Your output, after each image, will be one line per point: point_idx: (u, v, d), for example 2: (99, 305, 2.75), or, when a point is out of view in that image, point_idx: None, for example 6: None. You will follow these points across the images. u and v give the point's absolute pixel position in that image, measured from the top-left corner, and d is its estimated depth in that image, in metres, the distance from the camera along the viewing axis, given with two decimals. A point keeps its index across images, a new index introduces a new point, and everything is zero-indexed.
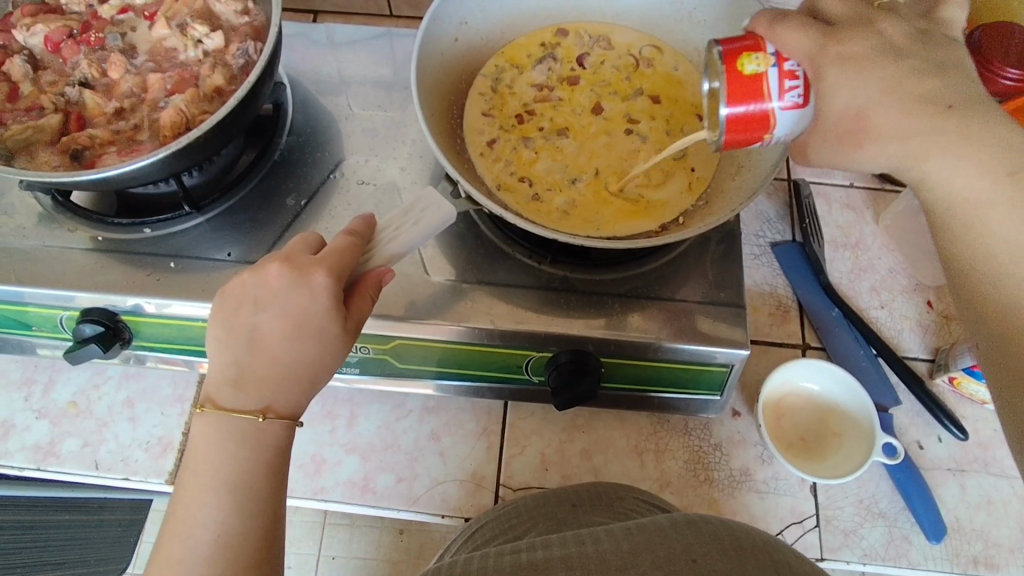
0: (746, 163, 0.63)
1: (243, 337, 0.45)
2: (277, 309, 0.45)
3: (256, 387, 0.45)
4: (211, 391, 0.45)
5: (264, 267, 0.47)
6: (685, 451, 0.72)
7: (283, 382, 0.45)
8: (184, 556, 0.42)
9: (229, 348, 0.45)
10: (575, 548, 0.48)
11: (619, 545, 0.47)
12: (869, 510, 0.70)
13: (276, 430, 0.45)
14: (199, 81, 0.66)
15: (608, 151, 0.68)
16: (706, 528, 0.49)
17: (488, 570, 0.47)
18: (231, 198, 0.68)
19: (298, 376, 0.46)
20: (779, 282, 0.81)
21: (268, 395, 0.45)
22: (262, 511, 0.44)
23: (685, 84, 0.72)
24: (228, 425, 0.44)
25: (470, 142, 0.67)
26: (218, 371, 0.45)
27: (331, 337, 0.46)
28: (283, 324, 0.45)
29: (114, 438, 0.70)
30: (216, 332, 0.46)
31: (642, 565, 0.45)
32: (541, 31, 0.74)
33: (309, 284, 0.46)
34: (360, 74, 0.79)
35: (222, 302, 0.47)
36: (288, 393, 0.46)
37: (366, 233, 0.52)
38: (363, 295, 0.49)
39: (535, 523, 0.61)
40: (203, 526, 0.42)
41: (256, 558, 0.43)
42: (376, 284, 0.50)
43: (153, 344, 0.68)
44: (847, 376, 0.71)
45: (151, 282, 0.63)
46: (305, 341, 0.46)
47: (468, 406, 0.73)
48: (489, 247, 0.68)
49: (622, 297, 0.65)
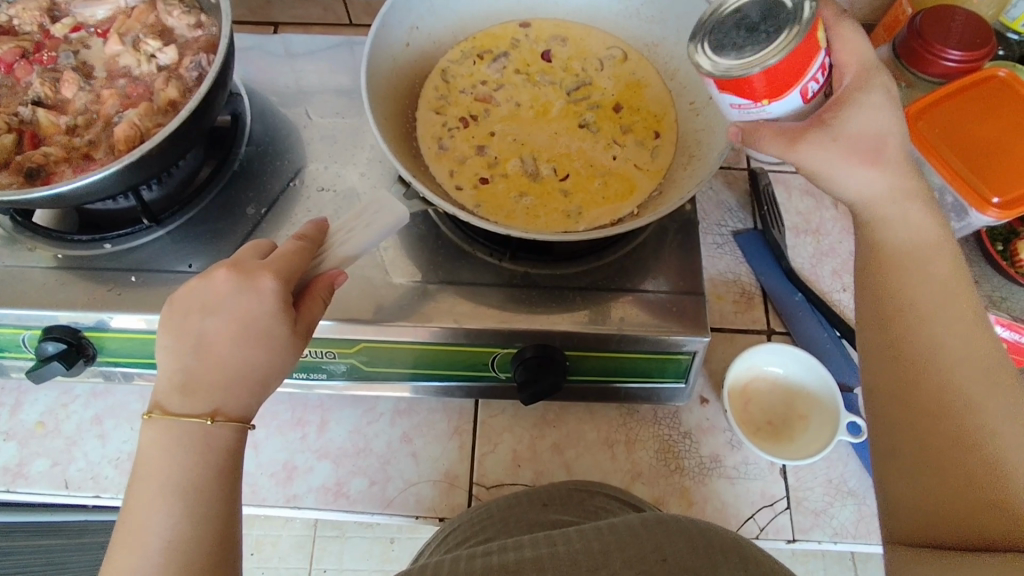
0: (697, 154, 0.63)
1: (191, 344, 0.46)
2: (224, 313, 0.46)
3: (205, 392, 0.45)
4: (159, 398, 0.45)
5: (212, 274, 0.47)
6: (655, 440, 0.73)
7: (233, 387, 0.46)
8: (138, 566, 0.41)
9: (177, 356, 0.46)
10: (547, 550, 0.48)
11: (589, 546, 0.47)
12: (838, 489, 0.71)
13: (226, 433, 0.45)
14: (153, 95, 0.66)
15: (565, 148, 0.68)
16: (676, 528, 0.49)
17: (460, 573, 0.47)
18: (191, 210, 0.69)
19: (250, 380, 0.46)
20: (743, 270, 0.83)
21: (217, 399, 0.45)
22: (219, 515, 0.44)
23: (638, 81, 0.71)
24: (179, 433, 0.44)
25: (426, 143, 0.66)
26: (166, 377, 0.45)
27: (281, 340, 0.47)
28: (232, 325, 0.46)
29: (83, 456, 0.70)
30: (166, 340, 0.46)
31: (613, 564, 0.45)
32: (495, 31, 0.73)
33: (257, 287, 0.46)
34: (319, 83, 0.80)
35: (172, 309, 0.47)
36: (238, 397, 0.46)
37: (319, 237, 0.52)
38: (315, 296, 0.49)
39: (508, 524, 0.61)
40: (156, 533, 0.42)
41: (211, 565, 0.43)
42: (328, 286, 0.50)
43: (118, 360, 0.67)
44: (811, 358, 0.72)
45: (111, 296, 0.63)
46: (257, 346, 0.46)
47: (438, 406, 0.74)
48: (451, 246, 0.69)
49: (584, 290, 0.66)
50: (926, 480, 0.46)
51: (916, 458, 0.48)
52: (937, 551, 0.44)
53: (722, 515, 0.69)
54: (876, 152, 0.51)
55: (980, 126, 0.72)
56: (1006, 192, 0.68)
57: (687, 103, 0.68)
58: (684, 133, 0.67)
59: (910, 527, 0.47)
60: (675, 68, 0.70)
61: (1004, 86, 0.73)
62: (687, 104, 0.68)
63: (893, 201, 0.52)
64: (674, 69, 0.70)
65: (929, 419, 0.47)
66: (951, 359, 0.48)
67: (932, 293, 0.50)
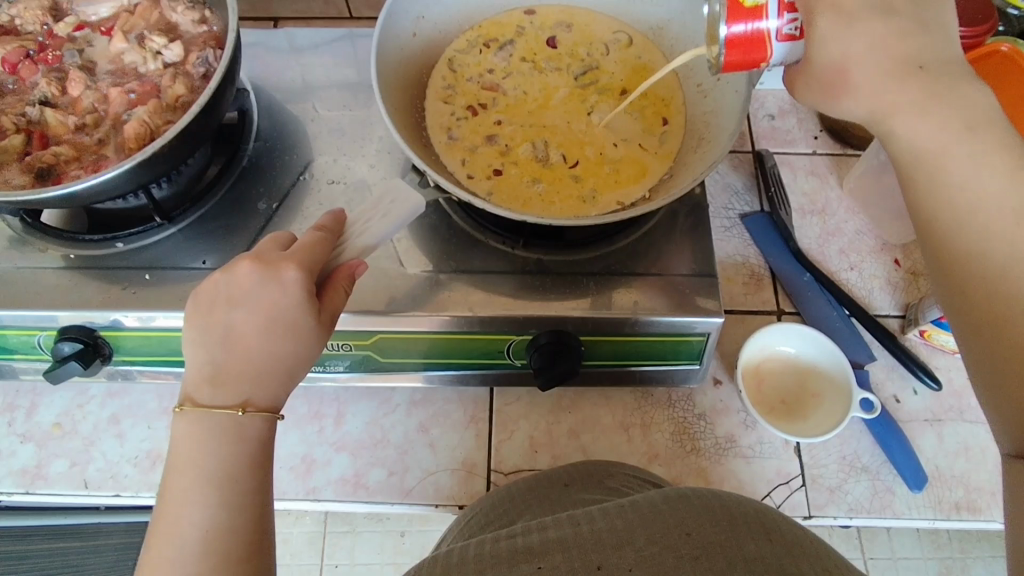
0: (706, 135, 0.64)
1: (219, 337, 0.46)
2: (250, 306, 0.46)
3: (234, 384, 0.45)
4: (189, 391, 0.45)
5: (235, 266, 0.47)
6: (671, 423, 0.73)
7: (261, 378, 0.46)
8: (173, 558, 0.42)
9: (204, 349, 0.46)
10: (570, 529, 0.48)
11: (613, 523, 0.48)
12: (852, 466, 0.72)
13: (255, 423, 0.46)
14: (161, 92, 0.66)
15: (573, 133, 0.68)
16: (699, 502, 0.49)
17: (485, 557, 0.47)
18: (202, 207, 0.69)
19: (278, 371, 0.47)
20: (751, 252, 0.83)
21: (246, 391, 0.46)
22: (251, 505, 0.44)
23: (645, 66, 0.71)
24: (207, 425, 0.44)
25: (435, 132, 0.66)
26: (194, 370, 0.45)
27: (307, 330, 0.47)
28: (256, 318, 0.46)
29: (102, 455, 0.70)
30: (192, 333, 0.46)
31: (637, 542, 0.46)
32: (501, 19, 0.73)
33: (280, 278, 0.47)
34: (324, 77, 0.79)
35: (196, 303, 0.47)
36: (267, 388, 0.46)
37: (336, 228, 0.53)
38: (336, 287, 0.50)
39: (529, 505, 0.62)
40: (192, 525, 0.43)
41: (245, 555, 0.43)
42: (348, 277, 0.50)
43: (134, 358, 0.67)
44: (822, 337, 0.73)
45: (127, 295, 0.63)
46: (283, 337, 0.46)
47: (454, 396, 0.74)
48: (464, 236, 0.69)
49: (597, 275, 0.66)
50: (1003, 390, 0.44)
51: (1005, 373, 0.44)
52: None
53: (739, 494, 0.70)
54: (872, 55, 0.49)
55: None
56: None
57: (694, 86, 0.68)
58: (692, 116, 0.67)
59: None
60: (680, 51, 0.70)
61: (1006, 61, 0.74)
62: (694, 86, 0.68)
63: (898, 108, 0.49)
64: (680, 52, 0.70)
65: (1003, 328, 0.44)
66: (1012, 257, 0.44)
67: (972, 194, 0.46)
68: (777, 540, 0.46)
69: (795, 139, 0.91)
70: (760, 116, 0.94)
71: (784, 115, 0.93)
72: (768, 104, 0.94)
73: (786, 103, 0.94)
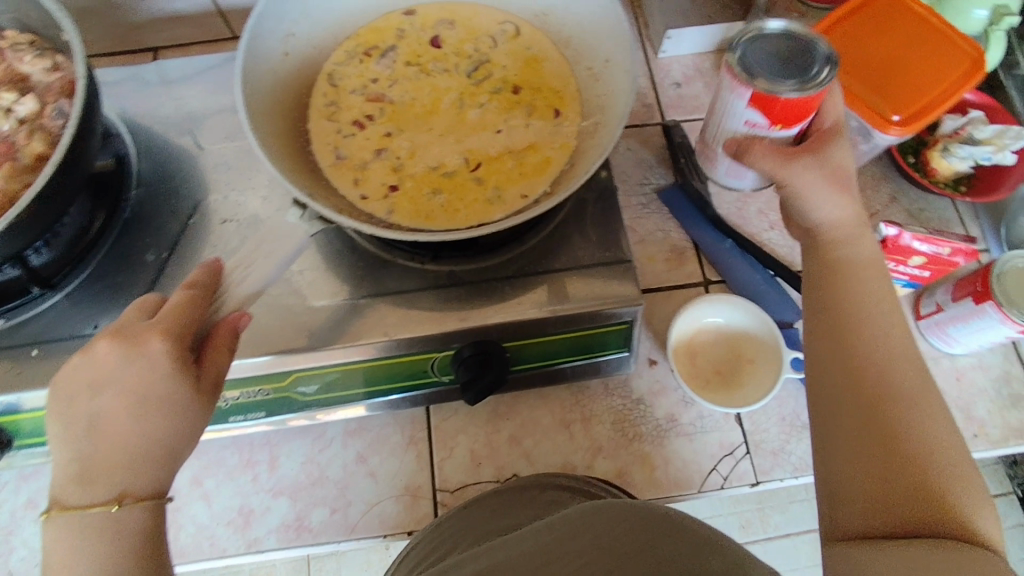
0: (603, 120, 0.60)
1: (83, 429, 0.43)
2: (113, 389, 0.44)
3: (105, 478, 0.43)
4: (56, 494, 0.43)
5: (93, 348, 0.45)
6: (610, 413, 0.73)
7: (137, 465, 0.44)
8: None
9: (69, 444, 0.43)
10: (492, 561, 0.47)
11: (534, 547, 0.47)
12: (792, 425, 0.72)
13: (136, 515, 0.43)
14: (18, 152, 0.61)
15: (468, 137, 0.64)
16: (621, 509, 0.49)
17: None
18: (86, 267, 0.64)
19: (154, 452, 0.44)
20: (672, 227, 0.83)
21: (120, 482, 0.43)
22: None
23: (535, 57, 0.67)
24: (84, 522, 0.42)
25: (321, 156, 0.61)
26: (60, 470, 0.43)
27: (182, 402, 0.45)
28: (128, 396, 0.44)
29: (23, 542, 0.66)
30: (54, 431, 0.44)
31: (555, 562, 0.45)
32: (378, 24, 0.68)
33: (145, 352, 0.44)
34: (205, 108, 0.75)
35: (55, 395, 0.45)
36: (147, 475, 0.44)
37: (209, 283, 0.50)
38: (219, 347, 0.47)
39: (463, 538, 0.60)
40: None
41: None
42: (232, 331, 0.49)
43: (39, 438, 0.63)
44: (746, 303, 0.73)
45: (14, 376, 0.59)
46: (152, 416, 0.44)
47: (390, 420, 0.72)
48: (370, 257, 0.66)
49: (512, 279, 0.64)
50: (852, 459, 0.50)
51: (852, 447, 0.51)
52: (876, 538, 0.46)
53: (684, 473, 0.70)
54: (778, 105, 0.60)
55: (878, 46, 0.73)
56: (904, 109, 0.69)
57: (585, 69, 0.64)
58: (589, 101, 0.63)
59: (850, 520, 0.49)
60: (568, 35, 0.66)
61: (894, 3, 0.74)
62: (587, 70, 0.64)
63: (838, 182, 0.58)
64: (567, 37, 0.66)
65: (882, 410, 0.50)
66: (887, 354, 0.53)
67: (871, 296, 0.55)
68: (684, 536, 0.46)
69: (704, 104, 0.90)
70: (666, 84, 0.91)
71: (690, 81, 0.91)
72: (673, 70, 0.92)
73: (691, 68, 0.92)
